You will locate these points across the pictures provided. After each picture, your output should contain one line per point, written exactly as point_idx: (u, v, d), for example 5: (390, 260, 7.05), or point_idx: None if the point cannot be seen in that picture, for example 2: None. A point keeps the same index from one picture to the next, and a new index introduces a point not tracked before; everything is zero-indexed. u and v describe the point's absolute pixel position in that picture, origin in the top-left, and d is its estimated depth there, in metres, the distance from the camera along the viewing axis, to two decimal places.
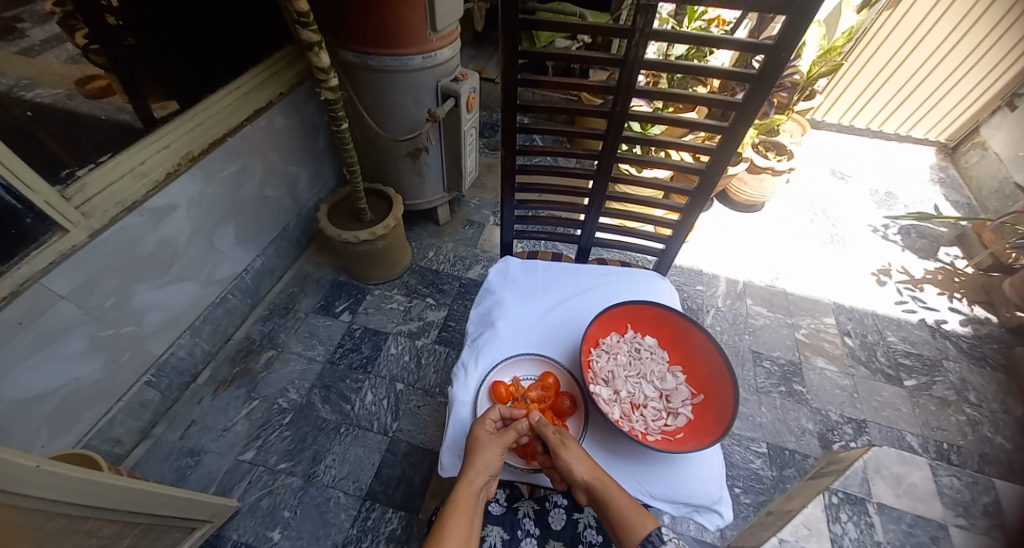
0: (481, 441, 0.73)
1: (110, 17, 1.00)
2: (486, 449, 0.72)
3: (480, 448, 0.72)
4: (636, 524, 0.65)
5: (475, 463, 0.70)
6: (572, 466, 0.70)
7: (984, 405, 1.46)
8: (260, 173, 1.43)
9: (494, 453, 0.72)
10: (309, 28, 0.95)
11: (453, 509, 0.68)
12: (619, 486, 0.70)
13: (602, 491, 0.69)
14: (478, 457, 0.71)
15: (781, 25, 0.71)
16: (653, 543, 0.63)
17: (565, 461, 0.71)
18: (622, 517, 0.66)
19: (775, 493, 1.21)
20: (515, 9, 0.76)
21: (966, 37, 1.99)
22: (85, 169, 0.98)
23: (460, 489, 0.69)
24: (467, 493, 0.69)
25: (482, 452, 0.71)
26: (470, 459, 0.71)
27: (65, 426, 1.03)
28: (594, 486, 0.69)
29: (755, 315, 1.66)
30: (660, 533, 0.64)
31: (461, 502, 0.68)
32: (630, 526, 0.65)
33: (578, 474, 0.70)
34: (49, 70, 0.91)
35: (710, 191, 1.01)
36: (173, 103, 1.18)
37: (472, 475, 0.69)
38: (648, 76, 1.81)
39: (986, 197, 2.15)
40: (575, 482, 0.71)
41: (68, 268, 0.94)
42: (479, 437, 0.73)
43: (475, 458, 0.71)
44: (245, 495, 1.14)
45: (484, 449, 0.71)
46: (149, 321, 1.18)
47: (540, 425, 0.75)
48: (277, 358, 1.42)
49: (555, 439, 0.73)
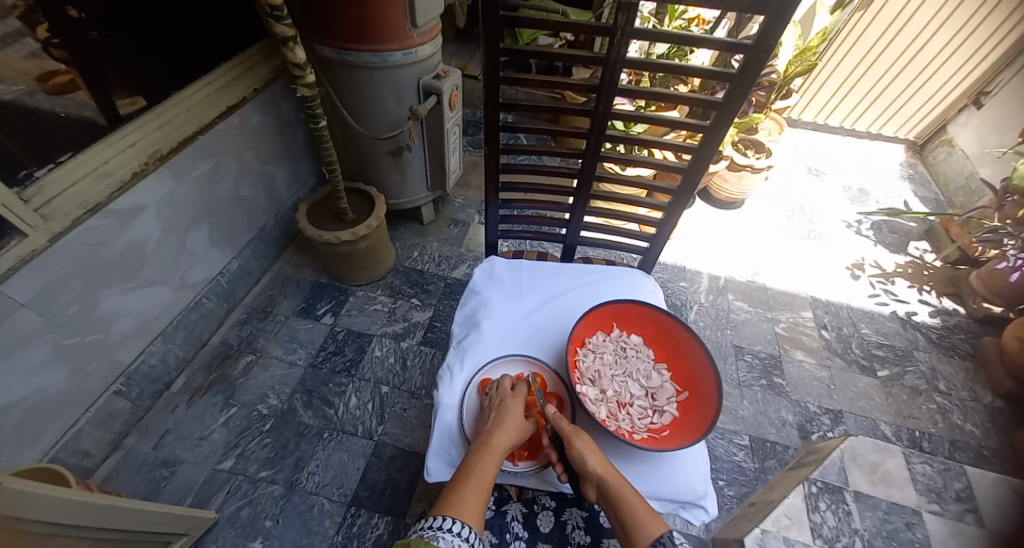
0: (510, 408, 0.75)
1: (72, 10, 0.95)
2: (515, 416, 0.74)
3: (511, 413, 0.74)
4: (648, 522, 0.65)
5: (507, 425, 0.72)
6: (586, 458, 0.70)
7: (954, 393, 1.52)
8: (234, 172, 1.38)
9: (521, 422, 0.74)
10: (284, 22, 0.92)
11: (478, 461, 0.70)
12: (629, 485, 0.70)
13: (614, 488, 0.68)
14: (509, 421, 0.73)
15: (758, 25, 0.72)
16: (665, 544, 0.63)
17: (578, 450, 0.70)
18: (632, 514, 0.65)
19: (757, 485, 1.24)
20: (496, 7, 0.75)
21: (934, 40, 2.07)
22: (45, 169, 0.94)
23: (488, 447, 0.71)
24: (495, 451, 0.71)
25: (512, 419, 0.73)
26: (502, 420, 0.73)
27: (29, 439, 0.98)
28: (606, 483, 0.68)
29: (736, 310, 1.69)
30: (671, 536, 0.64)
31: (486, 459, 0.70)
32: (641, 524, 0.65)
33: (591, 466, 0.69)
34: (8, 66, 0.85)
35: (693, 189, 1.02)
36: (140, 99, 1.14)
37: (503, 435, 0.71)
38: (630, 74, 1.82)
39: (953, 193, 2.23)
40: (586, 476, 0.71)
41: (28, 274, 0.89)
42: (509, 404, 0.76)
43: (506, 420, 0.73)
44: (225, 505, 1.11)
45: (514, 416, 0.74)
46: (117, 327, 1.13)
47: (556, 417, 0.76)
48: (256, 363, 1.38)
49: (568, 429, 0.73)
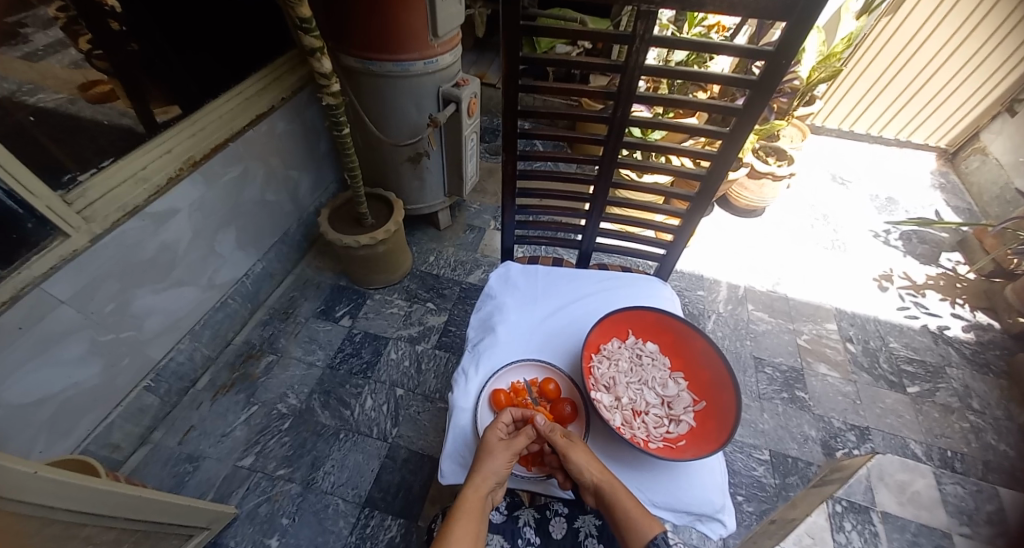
0: (490, 447, 0.73)
1: (113, 22, 1.02)
2: (494, 455, 0.72)
3: (487, 455, 0.72)
4: (642, 526, 0.66)
5: (483, 470, 0.71)
6: (581, 468, 0.70)
7: (988, 411, 1.45)
8: (261, 178, 1.43)
9: (503, 460, 0.72)
10: (312, 34, 0.95)
11: (459, 515, 0.69)
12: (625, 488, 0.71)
13: (609, 492, 0.69)
14: (485, 464, 0.71)
15: (781, 32, 0.71)
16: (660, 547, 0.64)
17: (574, 462, 0.71)
18: (626, 519, 0.67)
19: (778, 501, 1.20)
20: (516, 15, 0.75)
21: (962, 48, 2.01)
22: (87, 173, 0.98)
23: (467, 494, 0.70)
24: (474, 500, 0.69)
25: (491, 459, 0.71)
26: (478, 465, 0.72)
27: (63, 431, 1.03)
28: (602, 488, 0.69)
29: (756, 321, 1.66)
30: (665, 536, 0.66)
31: (468, 507, 0.69)
32: (636, 527, 0.66)
33: (585, 474, 0.70)
34: (52, 75, 0.93)
35: (711, 197, 1.00)
36: (174, 108, 1.19)
37: (479, 481, 0.70)
38: (648, 82, 1.84)
39: (987, 202, 2.15)
40: (584, 485, 0.71)
41: (68, 274, 0.94)
42: (489, 442, 0.74)
43: (482, 465, 0.71)
44: (244, 501, 1.13)
45: (493, 455, 0.72)
46: (149, 325, 1.18)
47: (547, 430, 0.75)
48: (277, 362, 1.41)
49: (562, 444, 0.74)
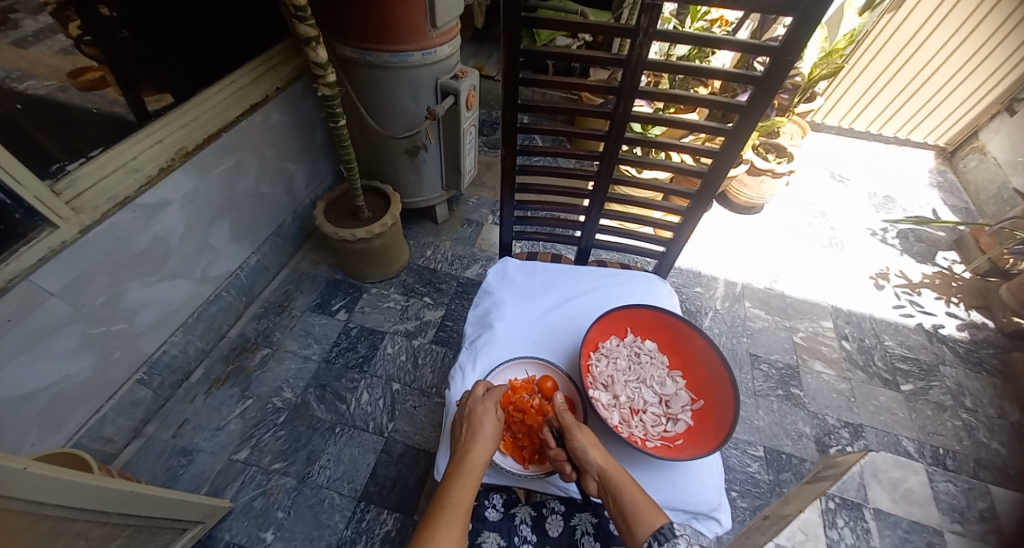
0: (481, 414, 0.75)
1: (103, 8, 0.99)
2: (487, 420, 0.74)
3: (481, 420, 0.74)
4: (647, 518, 0.64)
5: (479, 433, 0.72)
6: (586, 450, 0.70)
7: (980, 409, 1.46)
8: (256, 169, 1.41)
9: (495, 424, 0.74)
10: (307, 23, 0.92)
11: (456, 479, 0.69)
12: (631, 480, 0.70)
13: (613, 479, 0.68)
14: (480, 428, 0.73)
15: (786, 28, 0.70)
16: (665, 536, 0.62)
17: (579, 443, 0.71)
18: (632, 507, 0.65)
19: (772, 497, 1.21)
20: (516, 7, 0.74)
21: (963, 47, 2.01)
22: (76, 162, 0.96)
23: (464, 459, 0.70)
24: (473, 463, 0.70)
25: (484, 423, 0.73)
26: (473, 430, 0.73)
27: (56, 424, 1.02)
28: (606, 474, 0.69)
29: (753, 318, 1.66)
30: (670, 528, 0.63)
31: (465, 471, 0.69)
32: (641, 517, 0.64)
33: (592, 459, 0.70)
34: (42, 62, 0.91)
35: (712, 194, 0.99)
36: (167, 97, 1.17)
37: (476, 444, 0.72)
38: (649, 77, 1.83)
39: (984, 202, 2.15)
40: (587, 470, 0.71)
41: (58, 265, 0.92)
42: (483, 409, 0.75)
43: (477, 429, 0.73)
44: (238, 495, 1.13)
45: (484, 420, 0.74)
46: (142, 317, 1.16)
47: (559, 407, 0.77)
48: (272, 356, 1.40)
49: (569, 422, 0.74)
